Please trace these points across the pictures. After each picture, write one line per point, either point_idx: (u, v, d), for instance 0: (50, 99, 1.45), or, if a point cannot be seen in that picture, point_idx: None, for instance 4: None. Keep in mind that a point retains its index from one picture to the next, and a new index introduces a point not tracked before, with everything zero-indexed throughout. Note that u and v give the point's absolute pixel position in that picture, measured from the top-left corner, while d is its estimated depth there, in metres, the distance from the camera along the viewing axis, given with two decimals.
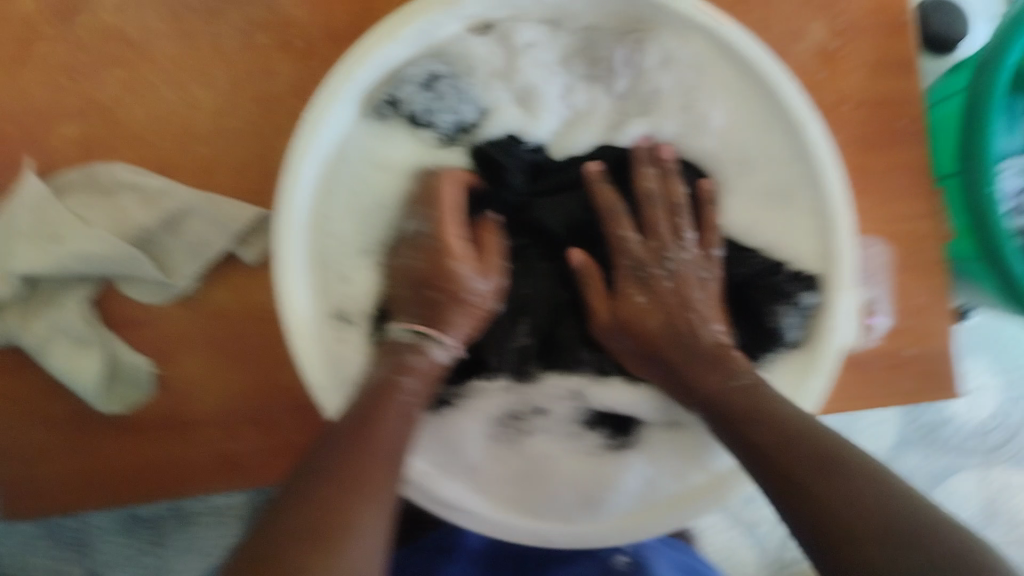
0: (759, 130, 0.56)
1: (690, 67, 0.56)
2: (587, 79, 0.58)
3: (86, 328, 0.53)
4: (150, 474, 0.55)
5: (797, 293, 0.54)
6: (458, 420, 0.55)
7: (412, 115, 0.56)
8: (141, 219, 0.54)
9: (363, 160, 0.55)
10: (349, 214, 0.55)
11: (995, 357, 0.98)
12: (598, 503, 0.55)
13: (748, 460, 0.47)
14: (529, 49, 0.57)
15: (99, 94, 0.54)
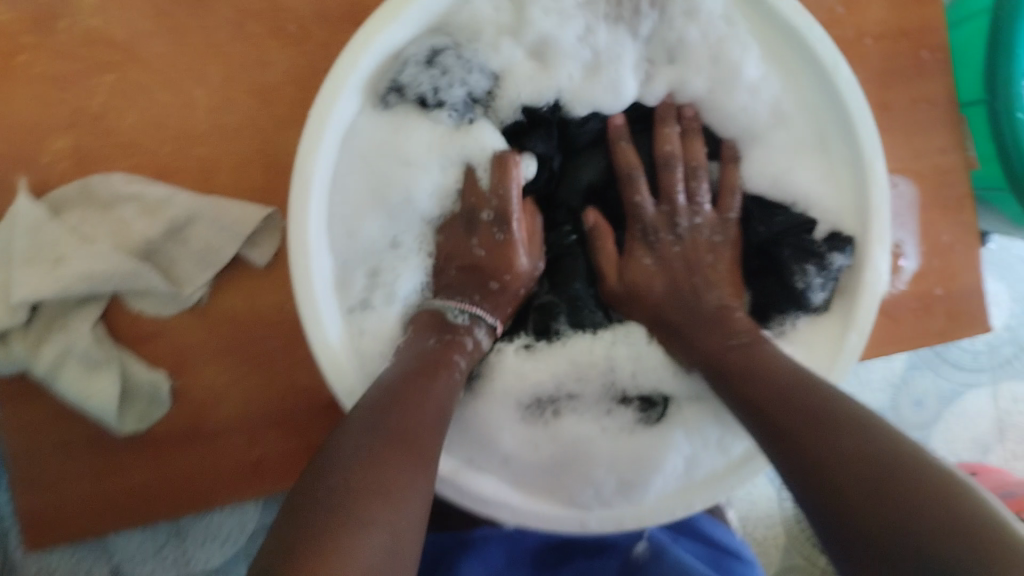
0: (798, 78, 0.52)
1: (736, 16, 0.51)
2: (610, 19, 0.52)
3: (98, 349, 0.52)
4: (177, 487, 0.55)
5: (830, 255, 0.51)
6: (482, 405, 0.51)
7: (422, 98, 0.50)
8: (144, 230, 0.52)
9: (380, 153, 0.49)
10: (363, 208, 0.50)
11: (1002, 273, 0.93)
12: (643, 486, 0.49)
13: (757, 430, 0.45)
14: (536, 0, 0.50)
15: (86, 103, 0.52)
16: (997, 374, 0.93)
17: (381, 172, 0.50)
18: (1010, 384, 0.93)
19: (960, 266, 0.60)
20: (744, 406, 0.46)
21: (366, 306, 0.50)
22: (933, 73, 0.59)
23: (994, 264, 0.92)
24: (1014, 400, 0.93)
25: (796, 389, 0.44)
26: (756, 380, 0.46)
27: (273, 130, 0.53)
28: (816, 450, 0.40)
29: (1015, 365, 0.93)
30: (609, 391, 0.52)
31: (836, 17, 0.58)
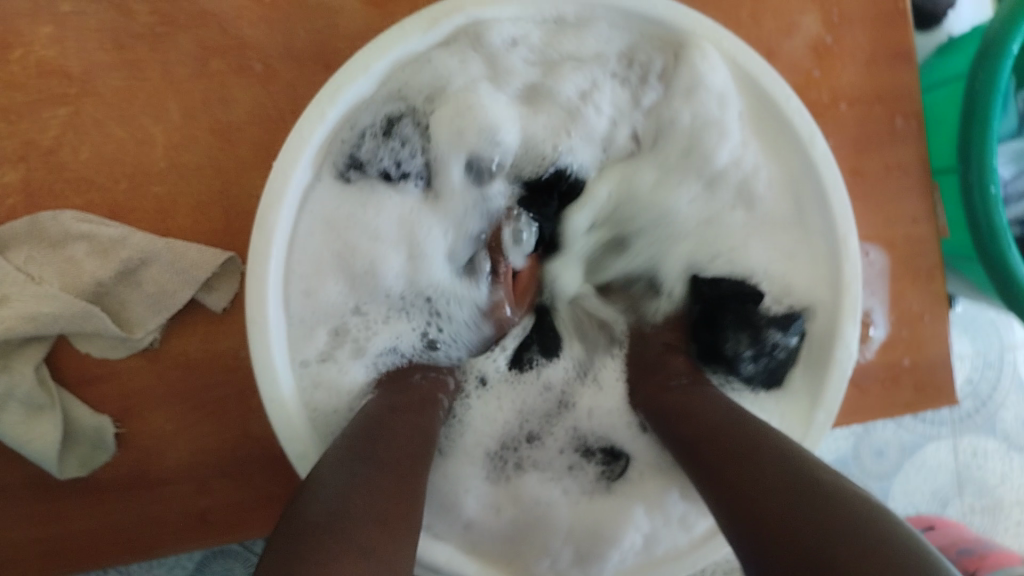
0: (775, 154, 0.50)
1: (725, 95, 0.49)
2: (618, 79, 0.51)
3: (40, 392, 0.50)
4: (119, 538, 0.52)
5: (767, 330, 0.49)
6: (451, 467, 0.48)
7: (386, 173, 0.49)
8: (94, 271, 0.50)
9: (340, 219, 0.48)
10: (325, 272, 0.47)
11: (964, 328, 0.92)
12: (601, 557, 0.47)
13: (708, 489, 0.41)
14: (513, 48, 0.48)
15: (37, 136, 0.50)
16: (957, 427, 0.92)
17: (341, 238, 0.48)
18: (971, 437, 0.93)
19: (928, 337, 0.59)
20: (674, 436, 0.45)
21: (326, 358, 0.48)
22: (906, 141, 0.59)
23: (957, 321, 0.92)
24: (974, 452, 0.93)
25: (718, 419, 0.44)
26: (686, 412, 0.45)
27: (235, 172, 0.52)
28: (733, 476, 0.39)
29: (975, 419, 0.93)
30: (572, 445, 0.51)
31: (812, 81, 0.58)
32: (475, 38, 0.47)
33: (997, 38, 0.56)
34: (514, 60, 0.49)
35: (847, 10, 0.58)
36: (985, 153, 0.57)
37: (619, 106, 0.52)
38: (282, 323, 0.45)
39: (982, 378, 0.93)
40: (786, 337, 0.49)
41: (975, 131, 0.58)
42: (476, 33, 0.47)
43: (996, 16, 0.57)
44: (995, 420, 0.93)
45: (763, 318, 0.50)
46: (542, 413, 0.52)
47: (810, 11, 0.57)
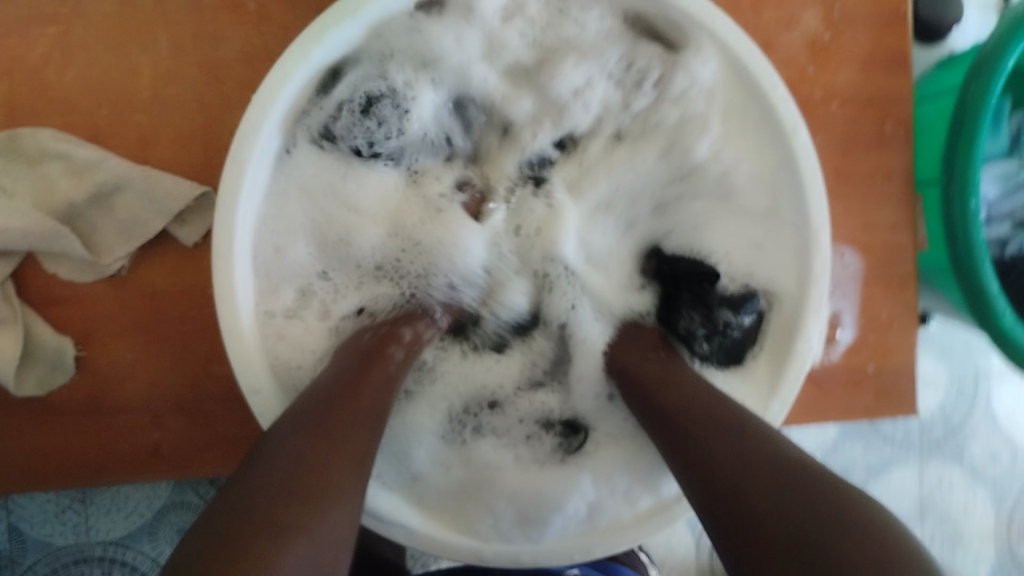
0: (754, 146, 0.49)
1: (713, 97, 0.49)
2: (616, 80, 0.51)
3: (3, 305, 0.50)
4: (70, 461, 0.53)
5: (719, 310, 0.50)
6: (409, 412, 0.49)
7: (358, 149, 0.49)
8: (70, 191, 0.51)
9: (320, 182, 0.49)
10: (299, 232, 0.48)
11: (941, 354, 0.92)
12: (543, 522, 0.47)
13: (684, 471, 0.41)
14: (503, 26, 0.49)
15: (24, 52, 0.50)
16: (924, 455, 0.91)
17: (318, 206, 0.49)
18: (937, 466, 0.92)
19: (894, 345, 0.59)
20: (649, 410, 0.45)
21: (294, 315, 0.48)
22: (894, 147, 0.59)
23: (936, 346, 0.92)
24: (940, 480, 0.92)
25: (693, 399, 0.43)
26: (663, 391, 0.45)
27: (218, 108, 0.51)
28: (715, 460, 0.39)
29: (945, 446, 0.92)
30: (534, 418, 0.51)
31: (806, 76, 0.58)
32: (461, 13, 0.48)
33: (994, 51, 0.56)
34: (510, 35, 0.49)
35: (850, 10, 0.57)
36: (967, 166, 0.57)
37: (608, 105, 0.52)
38: (249, 264, 0.45)
39: (955, 406, 0.92)
40: (739, 317, 0.49)
41: (961, 143, 0.57)
42: (462, 11, 0.48)
43: (996, 29, 0.56)
44: (964, 450, 0.92)
45: (718, 296, 0.50)
46: (514, 383, 0.52)
47: (812, 6, 0.57)
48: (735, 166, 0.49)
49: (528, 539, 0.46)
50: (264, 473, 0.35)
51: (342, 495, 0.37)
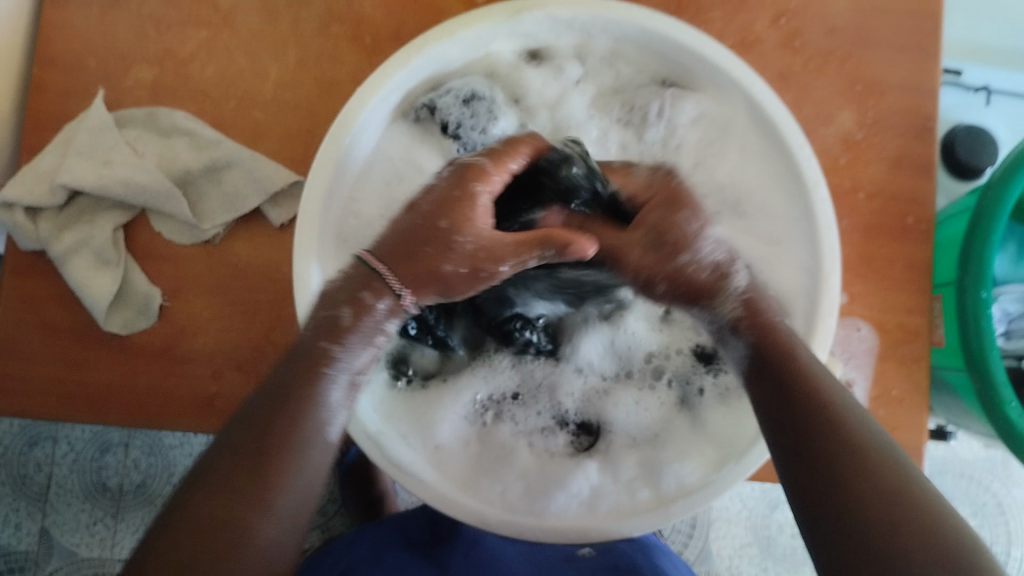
0: (768, 190, 0.57)
1: (708, 123, 0.58)
2: (621, 123, 0.60)
3: (112, 250, 0.58)
4: (132, 398, 0.58)
5: None
6: (435, 395, 0.55)
7: (445, 124, 0.57)
8: (188, 160, 0.59)
9: (403, 162, 0.57)
10: (377, 202, 0.56)
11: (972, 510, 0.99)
12: (548, 500, 0.51)
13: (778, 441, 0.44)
14: (578, 86, 0.59)
15: (176, 47, 0.60)
16: None
17: (399, 177, 0.57)
18: None
19: (904, 421, 0.62)
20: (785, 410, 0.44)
21: None
22: (914, 240, 0.64)
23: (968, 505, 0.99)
24: None
25: (801, 375, 0.44)
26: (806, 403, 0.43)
27: (323, 114, 0.60)
28: (814, 440, 0.42)
29: None
30: (551, 414, 0.56)
31: (837, 166, 0.64)
32: (558, 63, 0.58)
33: (1006, 167, 0.61)
34: (575, 98, 0.59)
35: (881, 117, 0.65)
36: (981, 268, 0.61)
37: (624, 145, 0.60)
38: (327, 221, 0.53)
39: None
40: None
41: (974, 247, 0.62)
42: (555, 62, 0.58)
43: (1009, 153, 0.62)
44: None
45: None
46: (534, 379, 0.57)
47: (847, 107, 0.65)
48: (748, 198, 0.58)
49: (531, 514, 0.50)
50: (180, 532, 0.40)
51: (262, 551, 0.40)
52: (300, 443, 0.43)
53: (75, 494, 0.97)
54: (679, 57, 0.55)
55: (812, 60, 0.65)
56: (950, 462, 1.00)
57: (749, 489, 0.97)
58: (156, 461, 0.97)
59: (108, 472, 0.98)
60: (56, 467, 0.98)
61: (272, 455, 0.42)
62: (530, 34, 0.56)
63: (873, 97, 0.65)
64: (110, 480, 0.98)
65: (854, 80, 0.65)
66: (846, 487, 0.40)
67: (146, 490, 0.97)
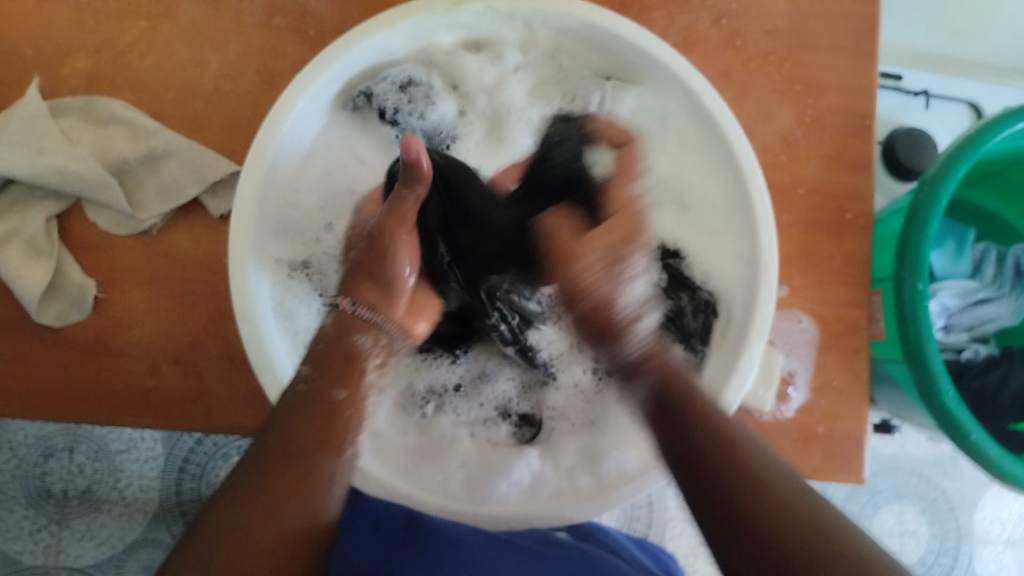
0: (705, 177, 0.58)
1: (647, 115, 0.59)
2: (563, 111, 0.60)
3: (44, 240, 0.57)
4: (63, 393, 0.56)
5: (687, 319, 0.58)
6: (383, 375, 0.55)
7: (383, 111, 0.56)
8: (124, 150, 0.59)
9: (342, 148, 0.58)
10: (317, 188, 0.57)
11: (924, 507, 1.00)
12: (490, 488, 0.52)
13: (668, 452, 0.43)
14: (517, 72, 0.59)
15: (115, 37, 0.59)
16: None
17: (337, 162, 0.58)
18: None
19: (847, 412, 0.62)
20: (694, 485, 0.40)
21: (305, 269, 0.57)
22: (853, 235, 0.64)
23: (919, 499, 1.00)
24: None
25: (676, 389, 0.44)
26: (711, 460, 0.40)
27: (264, 108, 0.60)
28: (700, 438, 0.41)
29: None
30: (494, 405, 0.57)
31: (777, 163, 0.64)
32: (496, 49, 0.58)
33: (942, 165, 0.61)
34: (514, 86, 0.59)
35: (821, 114, 0.65)
36: (918, 263, 0.61)
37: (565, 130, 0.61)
38: (265, 208, 0.53)
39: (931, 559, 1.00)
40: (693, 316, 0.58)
41: (910, 242, 0.61)
42: (495, 47, 0.58)
43: (946, 149, 0.62)
44: None
45: (694, 304, 0.58)
46: (477, 372, 0.58)
47: (787, 106, 0.65)
48: (689, 189, 0.59)
49: (473, 504, 0.50)
50: (236, 505, 0.39)
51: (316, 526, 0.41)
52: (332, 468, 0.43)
53: (17, 502, 0.95)
54: (621, 50, 0.55)
55: (753, 59, 0.65)
56: (902, 457, 1.01)
57: None
58: (101, 466, 0.96)
59: (51, 476, 0.95)
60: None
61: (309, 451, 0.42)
62: (470, 25, 0.56)
63: (813, 94, 0.65)
64: (54, 486, 0.95)
65: (793, 80, 0.65)
66: (736, 496, 0.38)
67: (92, 496, 0.95)
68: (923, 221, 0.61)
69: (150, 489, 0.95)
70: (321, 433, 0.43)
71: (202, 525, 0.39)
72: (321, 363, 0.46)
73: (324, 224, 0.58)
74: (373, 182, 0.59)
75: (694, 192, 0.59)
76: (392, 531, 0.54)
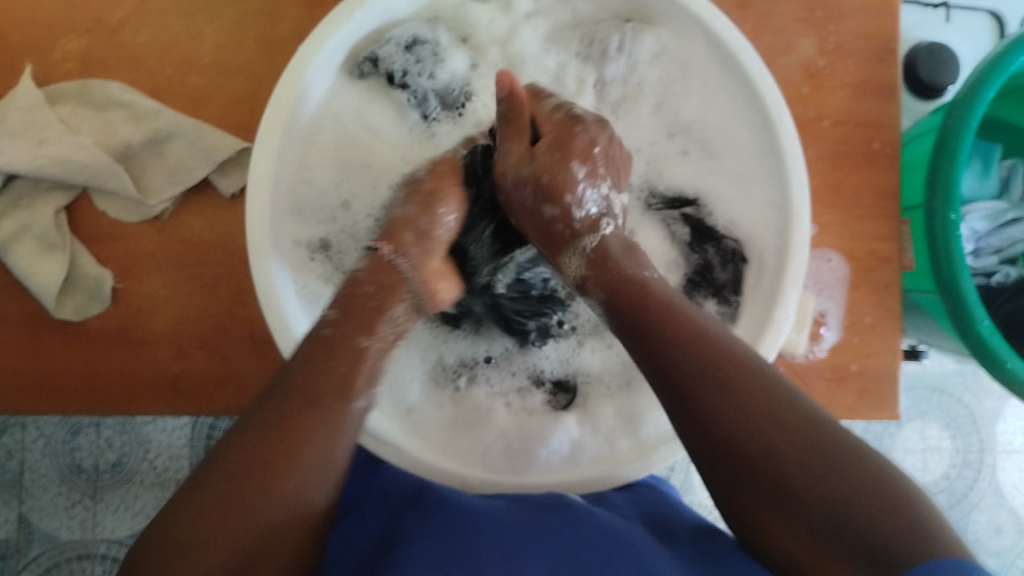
0: (730, 121, 0.56)
1: (667, 58, 0.57)
2: (581, 57, 0.57)
3: (55, 234, 0.56)
4: (93, 386, 0.56)
5: (717, 271, 0.56)
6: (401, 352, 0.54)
7: (391, 75, 0.54)
8: (127, 134, 0.57)
9: (353, 121, 0.55)
10: (329, 164, 0.55)
11: (946, 423, 1.01)
12: (530, 459, 0.51)
13: (701, 432, 0.40)
14: (529, 20, 0.57)
15: (105, 14, 0.57)
16: None
17: (348, 133, 0.55)
18: None
19: (879, 348, 0.62)
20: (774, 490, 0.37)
21: (324, 248, 0.54)
22: (880, 165, 0.62)
23: (941, 416, 1.01)
24: None
25: (702, 341, 0.41)
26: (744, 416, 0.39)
27: (267, 79, 0.57)
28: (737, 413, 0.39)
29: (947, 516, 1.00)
30: (526, 373, 0.56)
31: (800, 96, 0.62)
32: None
33: (971, 87, 0.58)
34: (528, 31, 0.57)
35: (843, 41, 0.62)
36: (951, 192, 0.59)
37: (580, 79, 0.58)
38: (276, 190, 0.51)
39: (957, 475, 1.01)
40: (721, 266, 0.56)
41: (942, 171, 0.59)
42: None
43: (976, 67, 0.59)
44: (965, 520, 1.00)
45: (721, 254, 0.56)
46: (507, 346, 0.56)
47: (808, 35, 0.62)
48: (715, 134, 0.57)
49: (514, 473, 0.50)
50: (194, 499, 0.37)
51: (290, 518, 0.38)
52: (313, 452, 0.40)
53: (49, 480, 0.95)
54: None
55: None
56: (922, 377, 1.01)
57: None
58: (129, 438, 0.96)
59: (82, 453, 0.96)
60: (28, 452, 0.96)
61: (287, 428, 0.39)
62: None
63: (834, 20, 0.62)
64: (85, 461, 0.96)
65: (812, 6, 0.62)
66: (789, 482, 0.37)
67: (123, 469, 0.96)
68: (954, 149, 0.58)
69: (180, 459, 0.95)
70: (345, 384, 0.42)
71: (208, 470, 0.38)
72: (355, 308, 0.44)
73: (339, 203, 0.55)
74: (388, 155, 0.56)
75: (720, 136, 0.57)
76: (399, 493, 0.49)
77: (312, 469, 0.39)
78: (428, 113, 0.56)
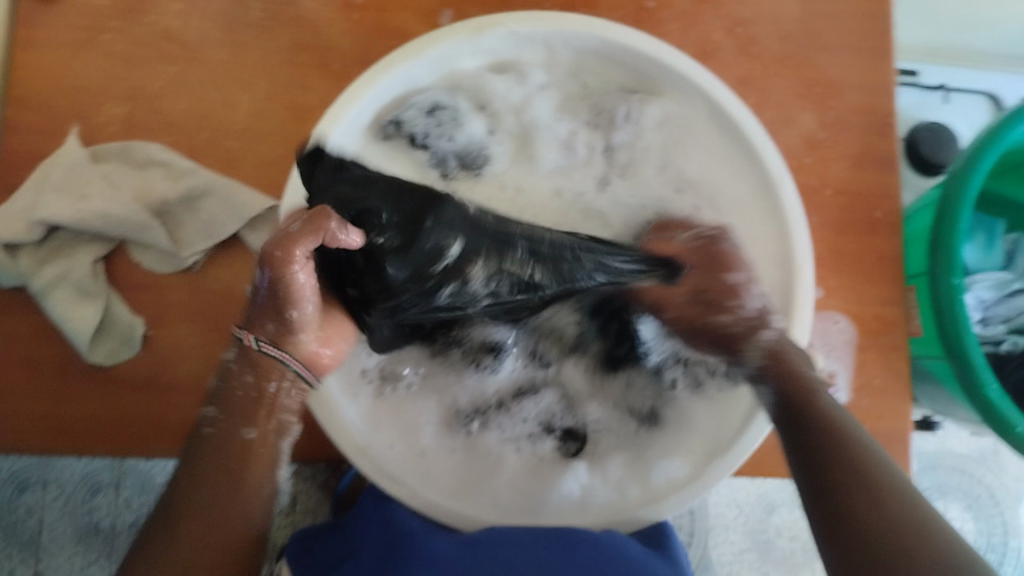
0: (732, 184, 0.58)
1: (671, 125, 0.59)
2: (589, 125, 0.61)
3: (92, 282, 0.59)
4: (118, 428, 0.58)
5: None
6: (413, 397, 0.56)
7: (412, 137, 0.58)
8: (164, 190, 0.60)
9: None
10: None
11: (968, 503, 1.00)
12: (541, 504, 0.53)
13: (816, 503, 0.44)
14: (542, 91, 0.60)
15: (149, 83, 0.61)
16: None
17: None
18: None
19: (887, 409, 0.63)
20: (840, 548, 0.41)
21: None
22: (883, 233, 0.64)
23: (963, 494, 1.00)
24: None
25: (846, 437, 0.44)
26: (853, 492, 0.42)
27: (297, 142, 0.61)
28: (862, 495, 0.41)
29: None
30: (536, 420, 0.57)
31: (803, 166, 0.65)
32: (520, 69, 0.59)
33: (965, 162, 0.60)
34: (541, 100, 0.60)
35: (843, 115, 0.65)
36: (950, 260, 0.60)
37: (590, 144, 0.61)
38: None
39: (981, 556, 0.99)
40: None
41: (941, 240, 0.60)
42: (518, 67, 0.59)
43: (969, 144, 0.61)
44: None
45: None
46: (515, 386, 0.58)
47: (808, 109, 0.65)
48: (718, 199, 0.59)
49: (527, 517, 0.52)
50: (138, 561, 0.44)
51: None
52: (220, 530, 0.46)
53: (67, 540, 0.96)
54: (641, 64, 0.57)
55: (770, 62, 0.65)
56: (942, 454, 1.00)
57: (744, 494, 0.96)
58: (147, 500, 0.97)
59: (100, 515, 0.97)
60: (47, 513, 0.97)
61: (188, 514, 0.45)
62: (493, 49, 0.58)
63: (834, 95, 0.65)
64: (102, 521, 0.96)
65: (813, 83, 0.65)
66: (873, 541, 0.39)
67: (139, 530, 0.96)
68: (954, 218, 0.59)
69: None
70: (239, 464, 0.47)
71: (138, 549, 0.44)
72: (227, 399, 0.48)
73: None
74: None
75: (723, 200, 0.59)
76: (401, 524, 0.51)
77: (235, 524, 0.46)
78: (447, 173, 0.60)
